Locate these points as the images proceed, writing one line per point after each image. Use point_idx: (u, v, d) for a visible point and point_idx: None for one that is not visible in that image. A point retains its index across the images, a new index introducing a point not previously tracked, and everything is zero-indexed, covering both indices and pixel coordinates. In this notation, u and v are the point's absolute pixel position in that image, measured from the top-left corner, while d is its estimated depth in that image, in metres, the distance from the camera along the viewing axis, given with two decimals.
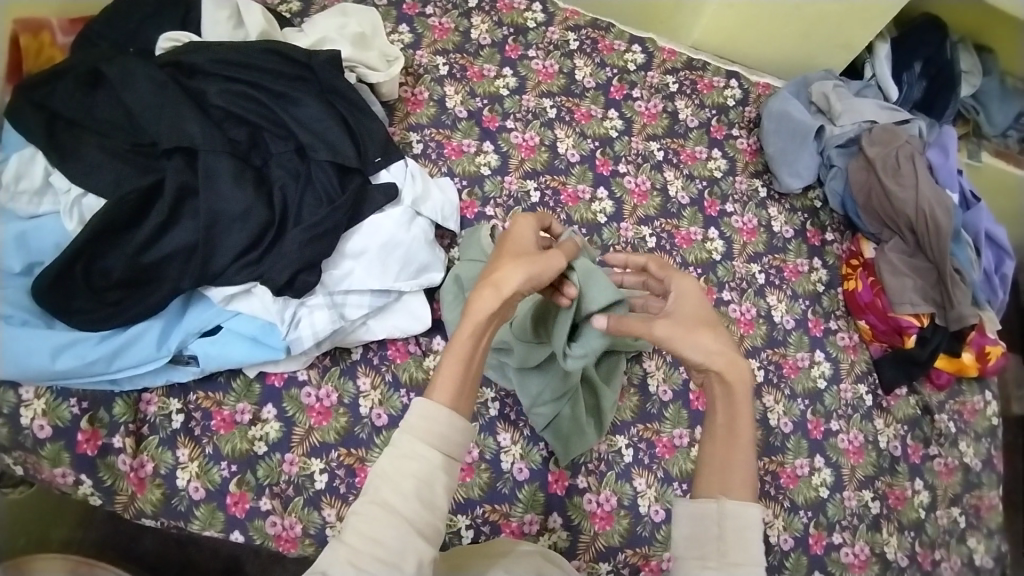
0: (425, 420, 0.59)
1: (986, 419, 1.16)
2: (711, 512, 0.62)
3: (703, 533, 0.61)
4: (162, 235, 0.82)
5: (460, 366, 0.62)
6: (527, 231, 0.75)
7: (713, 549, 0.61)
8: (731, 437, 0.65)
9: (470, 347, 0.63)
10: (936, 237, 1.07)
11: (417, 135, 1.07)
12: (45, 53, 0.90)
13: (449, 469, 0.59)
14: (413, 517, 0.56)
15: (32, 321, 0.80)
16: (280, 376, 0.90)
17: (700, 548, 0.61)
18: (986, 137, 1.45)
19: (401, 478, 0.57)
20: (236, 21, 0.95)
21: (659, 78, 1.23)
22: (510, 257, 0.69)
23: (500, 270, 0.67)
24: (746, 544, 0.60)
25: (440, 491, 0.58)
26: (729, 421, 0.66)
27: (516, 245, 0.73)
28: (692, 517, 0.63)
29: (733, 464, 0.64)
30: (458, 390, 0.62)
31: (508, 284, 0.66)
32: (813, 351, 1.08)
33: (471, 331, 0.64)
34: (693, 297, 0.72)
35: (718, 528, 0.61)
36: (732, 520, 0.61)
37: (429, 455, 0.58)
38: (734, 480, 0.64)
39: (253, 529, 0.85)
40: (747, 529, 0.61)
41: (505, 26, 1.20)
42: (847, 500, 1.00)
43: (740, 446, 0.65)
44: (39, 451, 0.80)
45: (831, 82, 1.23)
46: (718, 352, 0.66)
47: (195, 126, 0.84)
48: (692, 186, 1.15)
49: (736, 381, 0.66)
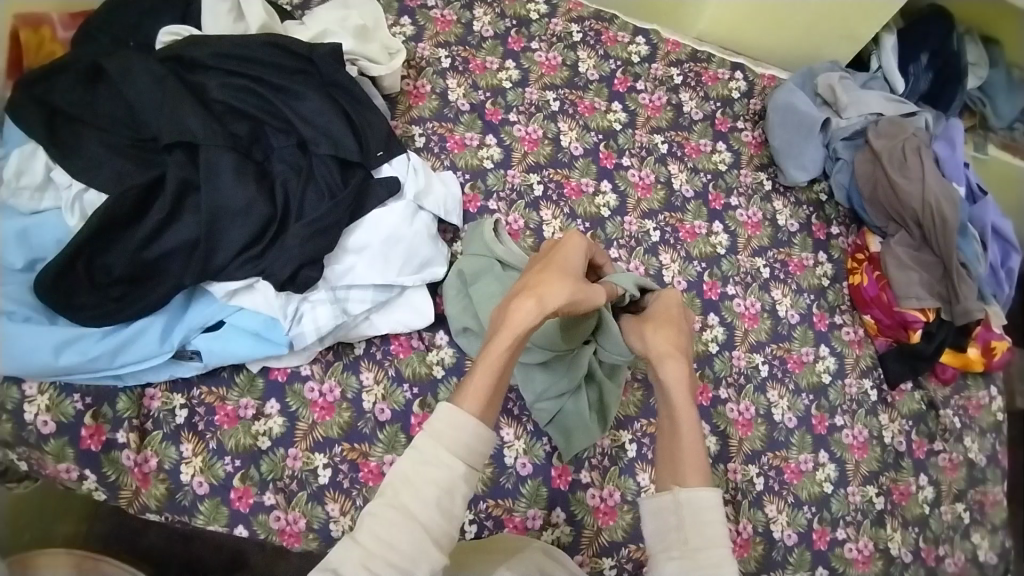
0: (450, 429, 0.60)
1: (992, 415, 1.16)
2: (668, 500, 0.69)
3: (664, 524, 0.68)
4: (164, 230, 0.82)
5: (492, 378, 0.66)
6: (577, 252, 0.80)
7: (675, 539, 0.67)
8: (673, 428, 0.77)
9: (504, 355, 0.67)
10: (943, 231, 1.07)
11: (419, 129, 1.06)
12: (46, 48, 0.89)
13: (469, 480, 0.60)
14: (430, 524, 0.57)
15: (35, 317, 0.79)
16: (283, 370, 0.90)
17: (665, 540, 0.68)
18: (992, 129, 1.44)
19: (422, 484, 0.57)
20: (236, 14, 0.94)
21: (663, 71, 1.22)
22: (554, 277, 0.74)
23: (544, 285, 0.72)
24: (702, 530, 0.67)
25: (458, 500, 0.58)
26: (672, 413, 0.78)
27: (562, 261, 0.77)
28: (653, 509, 0.70)
29: (678, 451, 0.74)
30: (486, 402, 0.64)
31: (551, 299, 0.70)
32: (817, 346, 1.08)
33: (509, 339, 0.68)
34: (667, 303, 0.88)
35: (676, 517, 0.68)
36: (687, 507, 0.68)
37: (452, 464, 0.58)
38: (686, 469, 0.72)
39: (256, 524, 0.85)
40: (701, 512, 0.68)
41: (508, 18, 1.19)
42: (851, 495, 1.00)
43: (686, 434, 0.75)
44: (43, 447, 0.79)
45: (836, 73, 1.21)
46: (662, 346, 0.81)
47: (196, 121, 0.83)
48: (696, 179, 1.14)
49: (672, 372, 0.79)
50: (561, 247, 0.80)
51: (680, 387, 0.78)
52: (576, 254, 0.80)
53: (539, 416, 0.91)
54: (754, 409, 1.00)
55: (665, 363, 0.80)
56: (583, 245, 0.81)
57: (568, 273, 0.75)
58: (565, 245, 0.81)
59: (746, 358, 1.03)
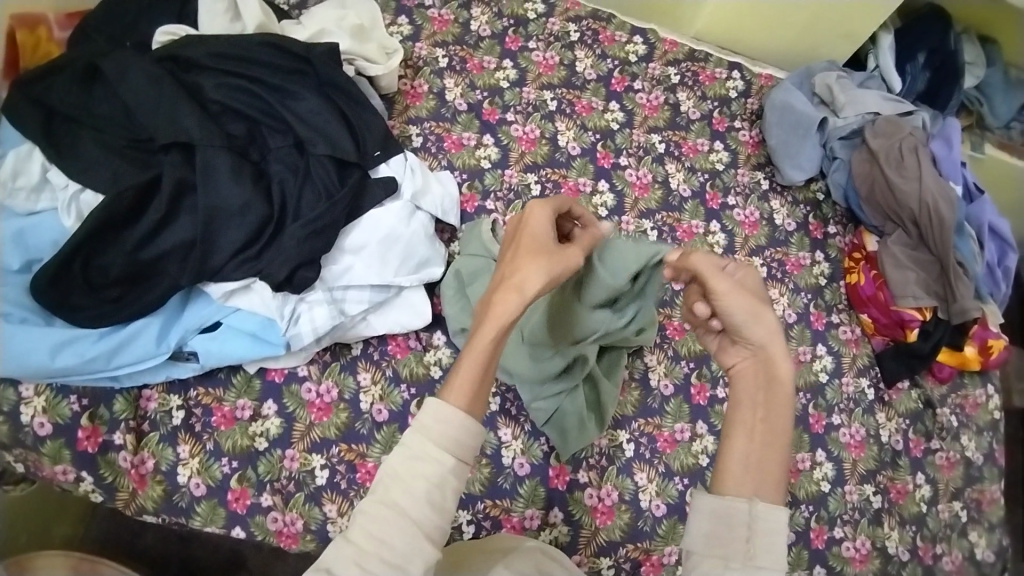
0: (438, 423, 0.57)
1: (989, 413, 1.16)
2: (739, 510, 0.59)
3: (726, 533, 0.59)
4: (160, 231, 0.82)
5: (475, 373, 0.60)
6: (544, 223, 0.70)
7: (737, 548, 0.58)
8: (770, 433, 0.63)
9: (489, 352, 0.61)
10: (939, 230, 1.07)
11: (416, 128, 1.06)
12: (42, 49, 0.89)
13: (460, 473, 0.58)
14: (422, 521, 0.55)
15: (31, 318, 0.79)
16: (280, 371, 0.90)
17: (721, 547, 0.58)
18: (989, 128, 1.44)
19: (411, 481, 0.56)
20: (233, 14, 0.94)
21: (660, 70, 1.22)
22: (528, 257, 0.66)
23: (520, 273, 0.64)
24: (771, 546, 0.58)
25: (450, 495, 0.57)
26: (771, 415, 0.64)
27: (528, 238, 0.68)
28: (716, 514, 0.60)
29: (767, 459, 0.62)
30: (473, 393, 0.60)
31: (531, 286, 0.63)
32: (815, 345, 1.08)
33: (491, 334, 0.61)
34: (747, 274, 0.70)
35: (746, 530, 0.58)
36: (761, 522, 0.58)
37: (441, 459, 0.57)
38: (769, 479, 0.61)
39: (254, 525, 0.85)
40: (774, 531, 0.58)
41: (505, 17, 1.19)
42: (848, 494, 1.00)
43: (781, 440, 0.63)
44: (40, 449, 0.79)
45: (834, 72, 1.22)
46: (774, 337, 0.66)
47: (192, 121, 0.83)
48: (693, 178, 1.14)
49: (786, 373, 0.65)
50: (524, 223, 0.70)
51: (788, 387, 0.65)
52: (541, 223, 0.70)
53: (535, 416, 0.91)
54: None
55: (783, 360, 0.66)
56: (547, 212, 0.71)
57: (540, 250, 0.67)
58: (528, 220, 0.70)
59: None
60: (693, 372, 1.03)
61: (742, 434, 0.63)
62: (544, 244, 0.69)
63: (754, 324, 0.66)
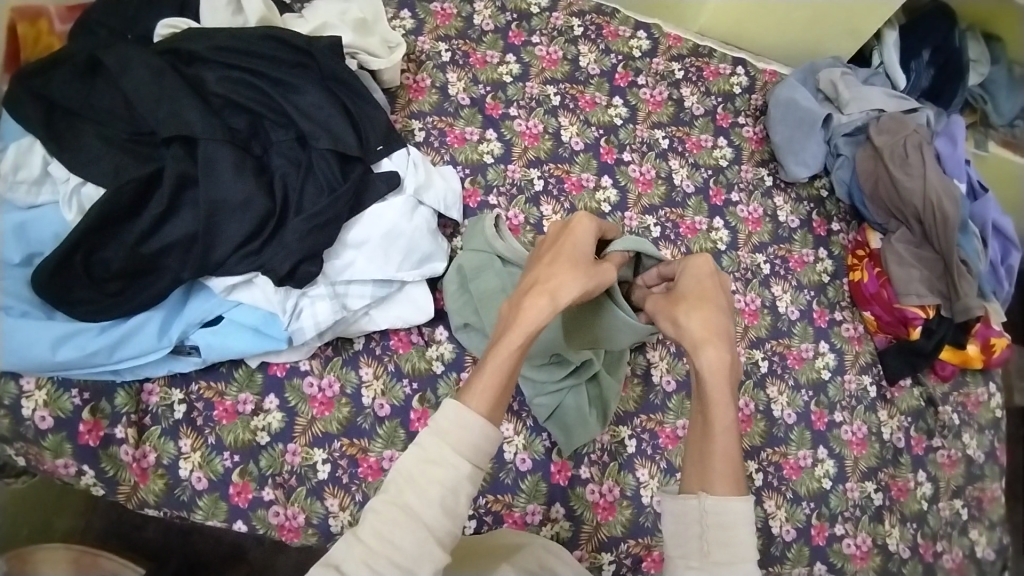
0: (458, 428, 0.58)
1: (990, 411, 1.16)
2: (690, 507, 0.63)
3: (685, 531, 0.63)
4: (162, 224, 0.81)
5: (498, 379, 0.62)
6: (586, 236, 0.76)
7: (696, 547, 0.62)
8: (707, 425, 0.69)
9: (515, 356, 0.64)
10: (943, 227, 1.07)
11: (419, 123, 1.05)
12: (43, 41, 0.88)
13: (475, 480, 0.58)
14: (434, 525, 0.55)
15: (32, 312, 0.79)
16: (282, 365, 0.89)
17: (682, 545, 0.62)
18: (992, 126, 1.43)
19: (426, 483, 0.56)
20: (235, 7, 0.94)
21: (664, 65, 1.21)
22: (570, 271, 0.71)
23: (554, 281, 0.69)
24: (726, 539, 0.61)
25: (464, 501, 0.57)
26: (706, 407, 0.70)
27: (573, 246, 0.75)
28: (674, 513, 0.64)
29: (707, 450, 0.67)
30: (495, 398, 0.62)
31: (564, 295, 0.68)
32: (817, 342, 1.08)
33: (521, 339, 0.65)
34: (693, 280, 0.79)
35: (699, 525, 0.62)
36: (712, 517, 0.62)
37: (458, 464, 0.57)
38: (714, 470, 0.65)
39: (255, 519, 0.85)
40: (728, 523, 0.61)
41: (509, 12, 1.18)
42: (850, 491, 1.00)
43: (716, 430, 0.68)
44: (41, 442, 0.79)
45: (838, 69, 1.21)
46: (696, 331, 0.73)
47: (195, 114, 0.82)
48: (697, 174, 1.14)
49: (706, 360, 0.71)
50: (569, 230, 0.77)
51: (715, 376, 0.70)
52: (585, 236, 0.77)
53: (538, 413, 0.92)
54: (753, 405, 1.00)
55: (701, 350, 0.72)
56: (590, 227, 0.77)
57: (578, 263, 0.73)
58: (574, 228, 0.77)
59: (745, 353, 1.03)
60: None
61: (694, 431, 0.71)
62: (585, 257, 0.74)
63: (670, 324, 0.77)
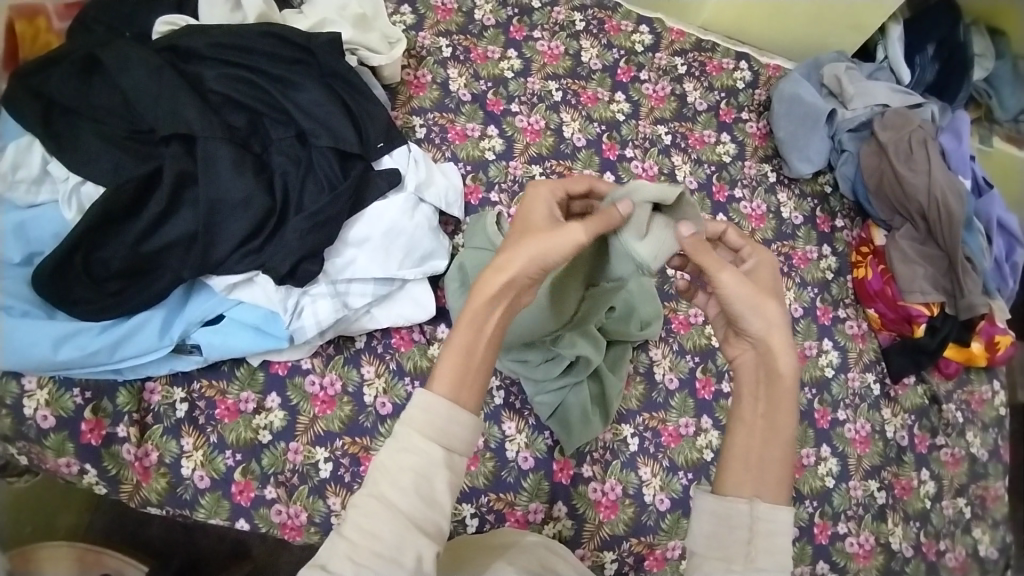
0: (426, 414, 0.56)
1: (994, 409, 1.16)
2: (740, 511, 0.59)
3: (727, 534, 0.59)
4: (163, 223, 0.81)
5: (462, 353, 0.58)
6: (540, 206, 0.71)
7: (739, 551, 0.58)
8: (771, 432, 0.63)
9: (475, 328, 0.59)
10: (948, 224, 1.06)
11: (419, 119, 1.04)
12: (41, 39, 0.88)
13: (452, 464, 0.56)
14: (414, 513, 0.53)
15: (33, 312, 0.79)
16: (283, 364, 0.89)
17: (722, 548, 0.58)
18: (997, 121, 1.42)
19: (399, 473, 0.54)
20: (233, 4, 0.93)
21: (667, 60, 1.20)
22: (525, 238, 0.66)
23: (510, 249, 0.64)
24: (773, 547, 0.58)
25: (442, 487, 0.55)
26: (771, 411, 0.64)
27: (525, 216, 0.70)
28: (716, 514, 0.60)
29: (766, 456, 0.62)
30: (465, 378, 0.58)
31: (517, 261, 0.62)
32: (821, 340, 1.07)
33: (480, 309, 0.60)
34: (770, 270, 0.72)
35: (746, 532, 0.58)
36: (764, 524, 0.58)
37: (430, 450, 0.55)
38: (768, 476, 0.61)
39: (258, 517, 0.85)
40: (778, 533, 0.58)
41: (509, 6, 1.17)
42: (853, 489, 1.00)
43: (783, 437, 0.63)
44: (43, 442, 0.79)
45: (843, 64, 1.20)
46: (777, 329, 0.66)
47: (193, 112, 0.82)
48: (700, 171, 1.13)
49: (785, 369, 0.65)
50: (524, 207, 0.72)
51: (788, 383, 0.65)
52: (539, 205, 0.71)
53: (540, 411, 0.92)
54: None
55: (787, 356, 0.66)
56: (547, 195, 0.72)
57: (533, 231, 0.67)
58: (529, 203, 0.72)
59: None
60: (698, 366, 1.02)
61: (744, 430, 0.64)
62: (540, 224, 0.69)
63: (754, 314, 0.66)
